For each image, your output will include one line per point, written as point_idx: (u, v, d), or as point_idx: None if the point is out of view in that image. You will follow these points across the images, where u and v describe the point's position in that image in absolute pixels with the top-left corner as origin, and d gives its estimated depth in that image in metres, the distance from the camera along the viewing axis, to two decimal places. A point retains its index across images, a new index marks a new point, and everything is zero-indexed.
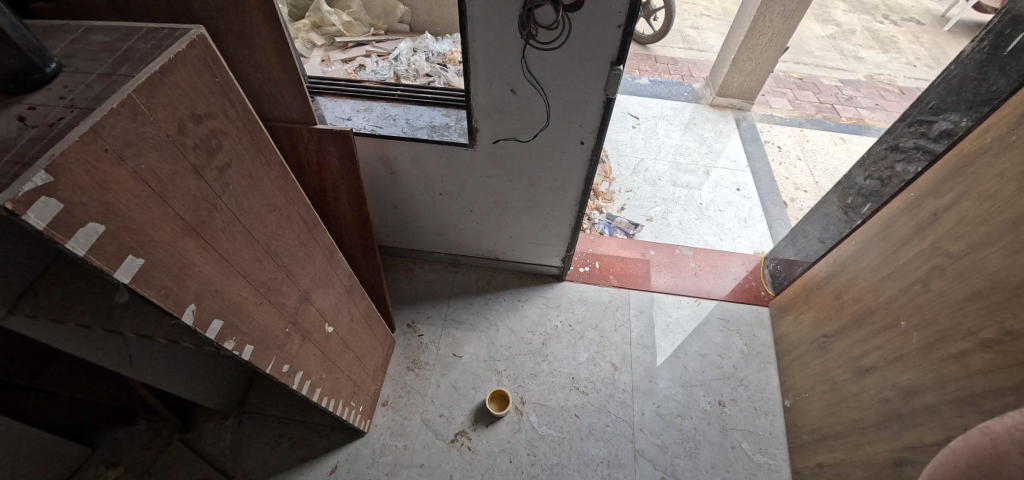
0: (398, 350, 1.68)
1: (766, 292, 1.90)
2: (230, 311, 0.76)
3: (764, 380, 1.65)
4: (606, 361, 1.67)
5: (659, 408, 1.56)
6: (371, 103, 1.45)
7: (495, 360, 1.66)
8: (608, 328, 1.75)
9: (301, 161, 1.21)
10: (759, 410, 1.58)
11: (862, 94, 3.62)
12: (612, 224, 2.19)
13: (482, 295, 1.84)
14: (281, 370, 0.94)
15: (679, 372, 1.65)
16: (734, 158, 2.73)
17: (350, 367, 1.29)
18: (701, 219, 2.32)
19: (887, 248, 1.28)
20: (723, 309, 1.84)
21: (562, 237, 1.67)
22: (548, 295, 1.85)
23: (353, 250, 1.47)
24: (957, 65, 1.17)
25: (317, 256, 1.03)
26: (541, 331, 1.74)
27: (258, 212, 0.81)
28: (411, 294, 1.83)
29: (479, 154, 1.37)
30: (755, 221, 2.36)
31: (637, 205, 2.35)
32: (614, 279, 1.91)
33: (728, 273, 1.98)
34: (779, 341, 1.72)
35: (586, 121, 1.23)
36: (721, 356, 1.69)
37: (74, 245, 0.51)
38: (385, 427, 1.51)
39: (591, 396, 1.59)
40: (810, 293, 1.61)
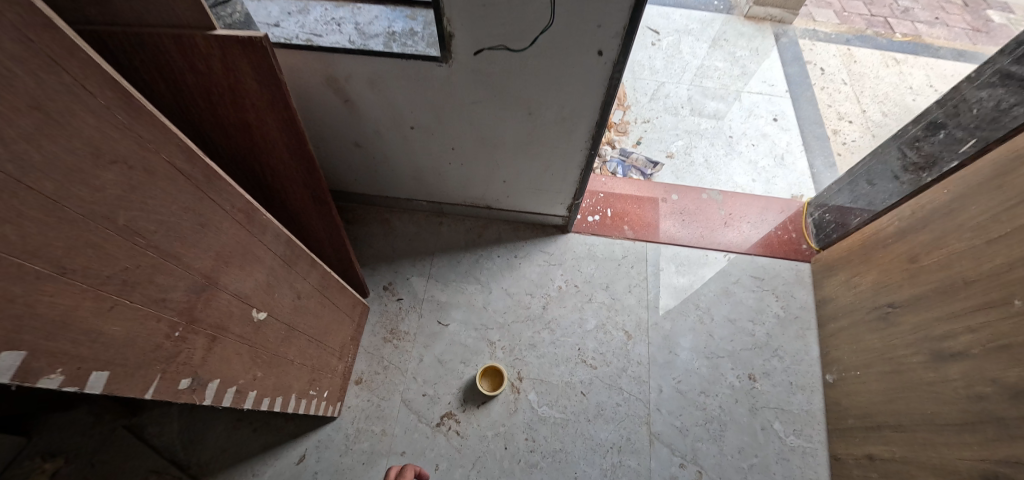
0: (373, 318, 1.42)
1: (808, 245, 1.59)
2: (41, 332, 0.48)
3: (801, 350, 1.41)
4: (619, 329, 1.39)
5: (680, 384, 1.33)
6: (308, 3, 1.06)
7: (487, 329, 1.38)
8: (620, 289, 1.45)
9: (205, 83, 0.85)
10: (793, 385, 1.36)
11: (920, 5, 3.06)
12: (626, 163, 1.84)
13: (470, 251, 1.51)
14: (178, 386, 0.68)
15: (704, 342, 1.39)
16: (771, 81, 2.29)
17: (305, 352, 1.04)
18: (731, 156, 1.97)
19: (998, 201, 0.97)
20: (755, 265, 1.54)
21: (569, 183, 1.34)
22: (550, 250, 1.52)
23: (302, 203, 1.15)
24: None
25: (221, 223, 0.72)
26: (542, 293, 1.44)
27: (74, 168, 0.49)
28: (387, 250, 1.53)
29: (458, 72, 1.00)
30: (794, 158, 2.01)
31: (656, 139, 1.98)
32: (628, 230, 1.58)
33: (763, 221, 1.65)
34: (821, 305, 1.46)
35: (609, 19, 0.85)
36: (752, 322, 1.43)
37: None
38: (360, 410, 1.29)
39: (600, 370, 1.33)
40: (869, 250, 1.32)
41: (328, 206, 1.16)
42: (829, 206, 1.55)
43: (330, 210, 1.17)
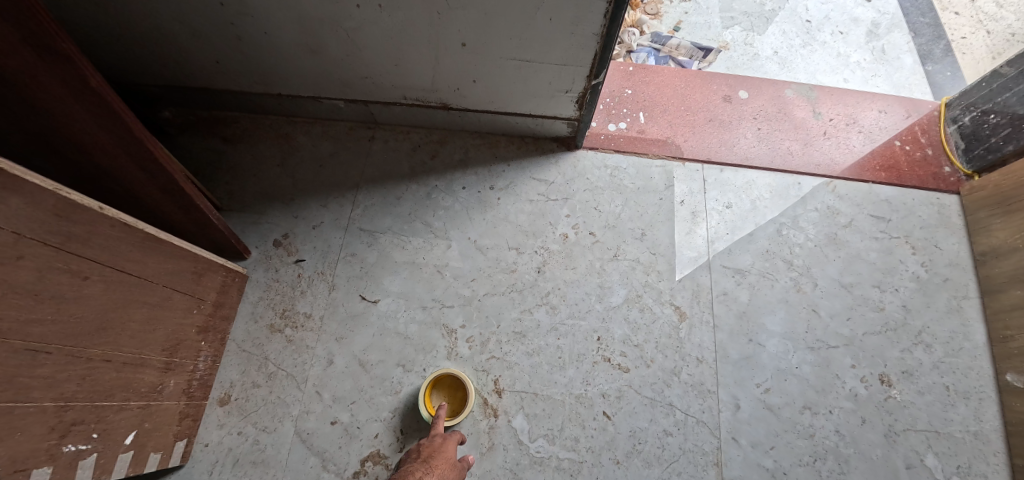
0: (253, 294, 0.85)
1: (952, 166, 1.01)
2: None
3: (958, 333, 0.86)
4: (665, 302, 0.83)
5: (769, 395, 0.78)
6: None
7: (444, 308, 0.82)
8: (664, 240, 0.88)
9: None
10: (951, 391, 0.82)
11: None
12: (661, 53, 1.23)
13: (418, 183, 0.93)
14: None
15: (805, 323, 0.83)
16: None
17: (15, 379, 0.47)
18: (811, 47, 1.34)
19: None
20: (876, 199, 0.96)
21: (588, 36, 0.70)
22: (548, 176, 0.93)
23: (22, 69, 0.51)
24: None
25: None
26: (536, 246, 0.87)
27: None
28: (283, 183, 0.95)
29: None
30: (898, 51, 1.39)
31: (702, 23, 1.34)
32: (674, 144, 0.97)
33: (881, 130, 1.05)
34: (988, 259, 0.90)
35: None
36: (879, 289, 0.88)
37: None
38: (223, 451, 0.75)
39: (635, 375, 0.78)
40: None
41: (80, 65, 0.53)
42: (1006, 104, 0.94)
43: (89, 75, 0.54)
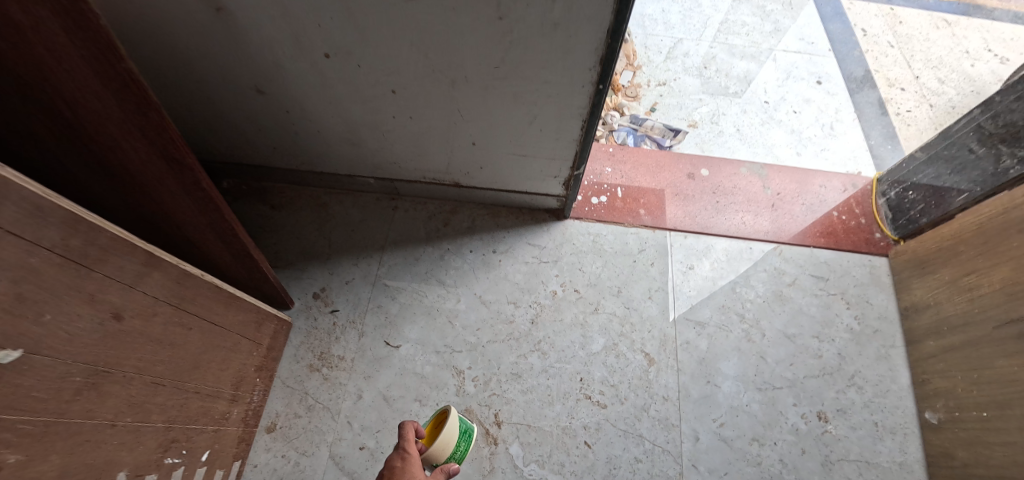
0: (295, 339, 1.02)
1: (882, 233, 1.20)
2: None
3: (886, 377, 1.02)
4: (637, 350, 1.00)
5: (724, 428, 0.94)
6: None
7: (454, 352, 1.00)
8: (637, 296, 1.06)
9: None
10: (880, 427, 0.97)
11: None
12: (639, 133, 1.46)
13: (433, 245, 1.12)
14: None
15: (754, 367, 1.00)
16: (810, 39, 1.88)
17: (143, 404, 0.65)
18: (767, 125, 1.57)
19: None
20: (817, 262, 1.14)
21: (567, 140, 0.92)
22: (540, 242, 1.12)
23: (160, 176, 0.71)
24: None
25: None
26: (530, 300, 1.05)
27: None
28: (321, 244, 1.14)
29: None
30: (845, 127, 1.61)
31: (675, 105, 1.58)
32: (646, 215, 1.17)
33: (824, 202, 1.25)
34: (910, 313, 1.07)
35: None
36: (818, 339, 1.05)
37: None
38: (269, 471, 0.90)
39: (612, 411, 0.94)
40: (994, 236, 0.92)
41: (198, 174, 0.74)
42: (920, 183, 1.14)
43: (200, 178, 0.75)
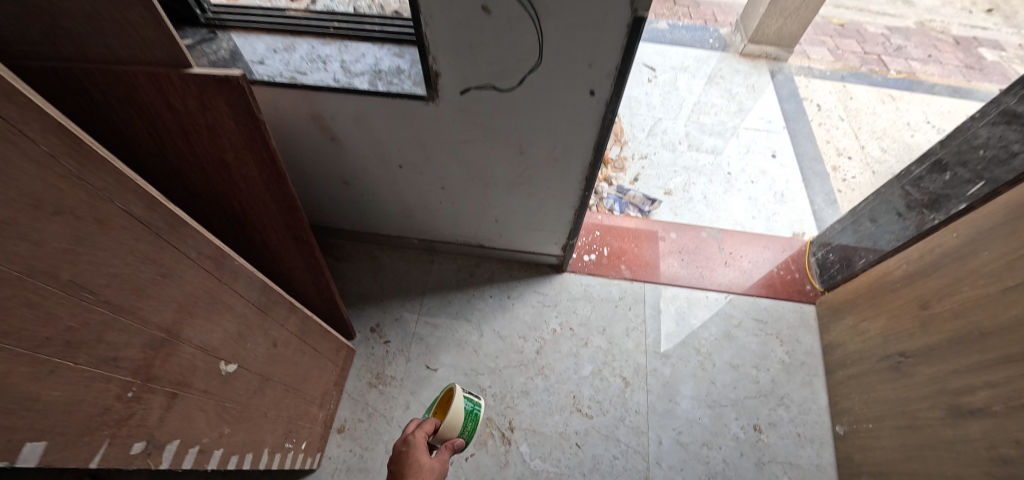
0: (358, 362, 1.35)
1: (812, 286, 1.55)
2: None
3: (808, 399, 1.34)
4: (616, 375, 1.34)
5: (681, 435, 1.26)
6: (296, 40, 1.01)
7: (479, 374, 1.33)
8: (617, 333, 1.41)
9: (184, 123, 0.82)
10: (801, 437, 1.28)
11: (912, 44, 3.24)
12: (623, 200, 1.83)
13: (462, 291, 1.47)
14: (136, 450, 0.62)
15: (705, 390, 1.33)
16: (767, 118, 2.28)
17: (281, 404, 0.98)
18: (729, 193, 1.93)
19: (1015, 248, 0.91)
20: (758, 308, 1.50)
21: (564, 221, 1.30)
22: (545, 290, 1.49)
23: (289, 244, 1.08)
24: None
25: (185, 271, 0.68)
26: (536, 336, 1.40)
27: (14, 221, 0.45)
28: (375, 289, 1.48)
29: (444, 112, 0.94)
30: (794, 194, 1.97)
31: (654, 176, 1.96)
32: (626, 269, 1.56)
33: (765, 261, 1.63)
34: (828, 349, 1.40)
35: (600, 61, 0.78)
36: (756, 368, 1.37)
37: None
38: (341, 461, 1.21)
39: (597, 420, 1.28)
40: (878, 294, 1.25)
41: (312, 249, 1.09)
42: (833, 247, 1.50)
43: (313, 252, 1.09)
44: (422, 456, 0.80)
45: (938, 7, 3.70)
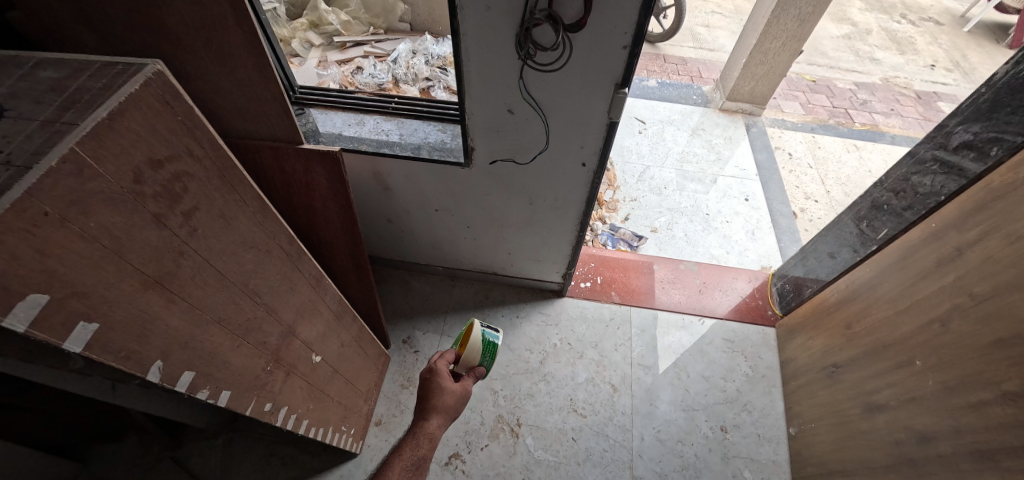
0: (392, 367, 1.63)
1: (773, 311, 1.84)
2: (203, 361, 0.72)
3: (768, 405, 1.60)
4: (606, 382, 1.63)
5: (660, 433, 1.53)
6: (364, 117, 1.36)
7: (492, 379, 1.63)
8: (608, 348, 1.71)
9: (289, 180, 1.19)
10: (761, 437, 1.53)
11: (877, 98, 3.32)
12: (615, 236, 2.17)
13: (479, 311, 1.79)
14: (264, 408, 0.91)
15: (680, 395, 1.61)
16: (743, 166, 2.62)
17: (340, 393, 1.26)
18: (707, 231, 2.25)
19: (903, 279, 1.21)
20: (727, 329, 1.79)
21: (562, 254, 1.61)
22: (548, 311, 1.81)
23: (348, 267, 1.42)
24: (1008, 67, 1.05)
25: (301, 286, 0.98)
26: (540, 349, 1.70)
27: (234, 252, 0.76)
28: (406, 308, 1.77)
29: (475, 173, 1.29)
30: (764, 233, 2.28)
31: (642, 216, 2.30)
32: (615, 294, 1.87)
33: (733, 290, 1.93)
34: (784, 364, 1.67)
35: (588, 143, 1.15)
36: (724, 379, 1.65)
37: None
38: (378, 449, 1.47)
39: (590, 419, 1.55)
40: (820, 317, 1.55)
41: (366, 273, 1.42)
42: (786, 279, 1.82)
43: (367, 274, 1.43)
44: (445, 380, 1.03)
45: (904, 63, 3.72)
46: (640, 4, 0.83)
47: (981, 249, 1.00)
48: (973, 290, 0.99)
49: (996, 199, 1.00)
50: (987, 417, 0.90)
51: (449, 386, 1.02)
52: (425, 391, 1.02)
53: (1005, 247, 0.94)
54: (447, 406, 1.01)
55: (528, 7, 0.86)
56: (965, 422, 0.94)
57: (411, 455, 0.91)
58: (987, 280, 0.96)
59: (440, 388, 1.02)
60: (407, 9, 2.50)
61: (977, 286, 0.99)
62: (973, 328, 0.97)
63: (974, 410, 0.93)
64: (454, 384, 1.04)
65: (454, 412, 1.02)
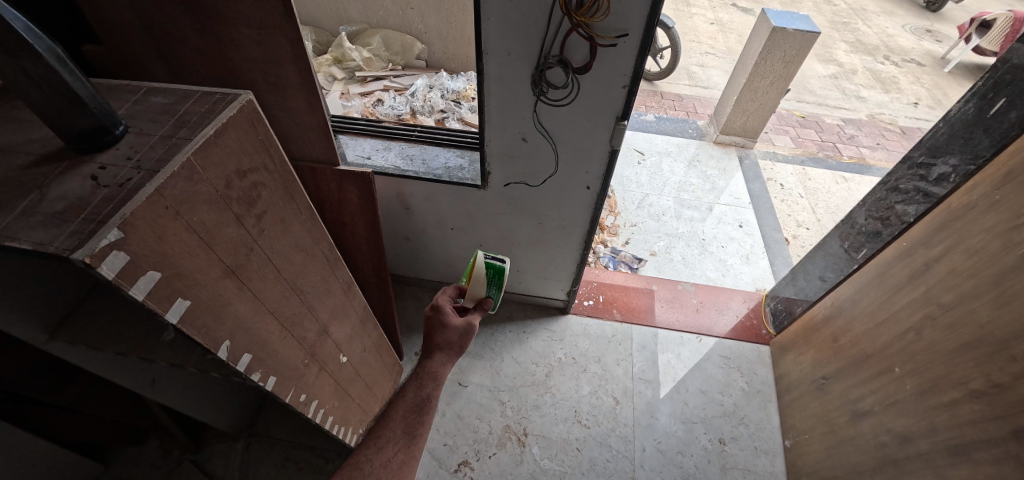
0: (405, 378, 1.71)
1: (767, 330, 1.93)
2: (257, 346, 0.83)
3: (764, 419, 1.67)
4: (608, 395, 1.71)
5: (660, 444, 1.59)
6: (390, 143, 1.52)
7: (500, 390, 1.70)
8: (610, 362, 1.80)
9: (324, 197, 1.34)
10: (759, 449, 1.60)
11: (863, 133, 3.50)
12: (616, 259, 2.29)
13: (488, 326, 1.89)
14: (299, 399, 1.01)
15: (679, 409, 1.68)
16: (737, 195, 2.77)
17: (359, 396, 1.34)
18: (704, 255, 2.37)
19: (881, 294, 1.32)
20: (724, 347, 1.88)
21: (568, 271, 1.72)
22: (553, 327, 1.90)
23: (370, 278, 1.55)
24: (962, 103, 1.21)
25: (336, 289, 1.10)
26: (546, 363, 1.79)
27: (287, 253, 0.88)
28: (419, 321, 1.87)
29: (490, 194, 1.43)
30: (758, 257, 2.39)
31: (641, 240, 2.43)
32: (617, 312, 1.97)
33: (729, 310, 2.02)
34: (779, 379, 1.75)
35: (592, 168, 1.28)
36: (721, 394, 1.73)
37: (105, 272, 0.52)
38: None
39: (593, 430, 1.62)
40: (809, 333, 1.65)
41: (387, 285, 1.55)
42: (778, 300, 1.92)
43: (387, 286, 1.55)
44: (447, 317, 1.09)
45: (888, 101, 3.94)
46: (636, 51, 0.99)
47: (944, 265, 1.13)
48: (940, 299, 1.11)
49: (956, 218, 1.15)
50: (956, 414, 0.99)
51: (451, 322, 1.08)
52: (430, 328, 1.09)
53: (965, 260, 1.07)
54: (450, 342, 1.07)
55: (542, 53, 1.02)
56: (939, 420, 1.03)
57: (417, 394, 1.00)
58: (951, 290, 1.09)
59: (442, 325, 1.08)
60: (423, 48, 2.73)
61: (942, 296, 1.11)
62: (941, 335, 1.08)
63: (945, 409, 1.02)
64: (456, 320, 1.09)
65: (457, 349, 1.08)
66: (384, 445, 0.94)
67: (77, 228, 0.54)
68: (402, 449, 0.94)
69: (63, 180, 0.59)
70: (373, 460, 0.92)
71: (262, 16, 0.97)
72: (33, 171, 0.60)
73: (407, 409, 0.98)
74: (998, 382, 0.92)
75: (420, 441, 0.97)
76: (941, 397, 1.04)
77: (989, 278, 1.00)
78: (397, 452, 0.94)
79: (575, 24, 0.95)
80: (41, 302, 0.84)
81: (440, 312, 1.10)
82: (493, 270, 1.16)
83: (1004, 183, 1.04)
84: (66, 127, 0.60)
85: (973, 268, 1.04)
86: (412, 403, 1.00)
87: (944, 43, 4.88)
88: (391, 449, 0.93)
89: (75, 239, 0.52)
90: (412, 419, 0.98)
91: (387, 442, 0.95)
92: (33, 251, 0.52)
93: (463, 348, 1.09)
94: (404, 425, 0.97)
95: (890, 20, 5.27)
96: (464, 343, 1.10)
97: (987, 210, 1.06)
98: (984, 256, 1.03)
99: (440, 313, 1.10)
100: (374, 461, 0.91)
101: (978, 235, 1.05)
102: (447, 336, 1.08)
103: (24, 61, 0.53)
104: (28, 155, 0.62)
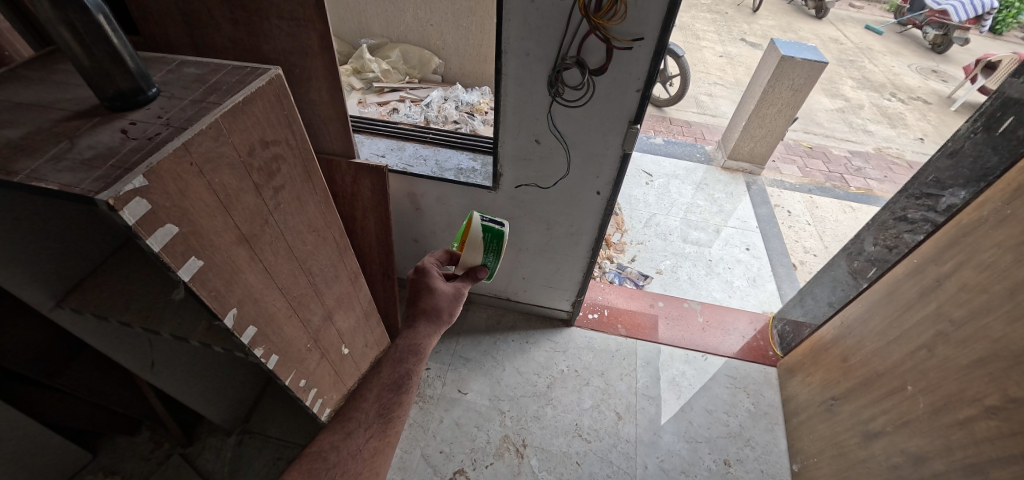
0: None
1: (774, 352, 1.90)
2: (263, 320, 0.83)
3: (771, 443, 1.61)
4: (612, 409, 1.67)
5: (663, 462, 1.54)
6: (405, 143, 1.55)
7: (500, 400, 1.66)
8: (613, 377, 1.76)
9: (337, 189, 1.35)
10: (765, 472, 1.54)
11: (871, 166, 3.53)
12: (622, 274, 2.30)
13: (491, 335, 1.87)
14: (299, 384, 1.00)
15: (683, 428, 1.63)
16: (745, 218, 2.77)
17: None
18: (710, 275, 2.36)
19: (892, 312, 1.31)
20: (729, 366, 1.84)
21: (573, 281, 1.72)
22: (556, 339, 1.88)
23: (376, 275, 1.56)
24: (968, 123, 1.24)
25: (344, 277, 1.10)
26: (548, 374, 1.76)
27: (300, 232, 0.89)
28: None
29: (500, 197, 1.44)
30: (765, 280, 2.37)
31: (648, 258, 2.43)
32: (621, 329, 1.94)
33: (735, 330, 1.99)
34: (786, 402, 1.70)
35: (603, 173, 1.30)
36: (726, 414, 1.68)
37: (126, 216, 0.53)
38: None
39: (594, 445, 1.57)
40: (817, 354, 1.62)
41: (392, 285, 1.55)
42: (785, 325, 1.89)
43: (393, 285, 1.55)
44: (436, 283, 1.11)
45: (894, 136, 3.98)
46: (650, 55, 1.02)
47: (956, 280, 1.13)
48: (952, 316, 1.11)
49: (967, 233, 1.15)
50: (973, 432, 0.98)
51: (438, 287, 1.10)
52: (417, 292, 1.12)
53: (978, 275, 1.07)
54: (438, 308, 1.09)
55: (560, 54, 1.05)
56: (954, 439, 1.01)
57: (394, 371, 1.03)
58: (962, 306, 1.09)
59: (430, 291, 1.10)
60: (440, 63, 2.82)
61: (954, 311, 1.11)
62: (953, 350, 1.07)
63: (961, 427, 1.00)
64: (445, 286, 1.12)
65: (446, 316, 1.10)
66: (353, 430, 0.97)
67: (104, 175, 0.55)
68: (374, 434, 0.97)
69: (94, 132, 0.61)
70: (339, 447, 0.94)
71: (294, 8, 1.01)
72: (67, 124, 0.62)
73: (381, 389, 1.02)
74: (1015, 397, 0.91)
75: (396, 422, 1.00)
76: (954, 415, 1.03)
77: (1003, 293, 0.99)
78: (369, 438, 0.96)
79: (593, 27, 0.98)
80: (53, 268, 0.84)
81: (423, 272, 1.13)
82: (491, 234, 1.12)
83: (1016, 198, 1.04)
84: (104, 85, 0.63)
85: (987, 283, 1.04)
86: (388, 381, 1.02)
87: (950, 83, 4.96)
88: (361, 436, 0.96)
89: (101, 183, 0.53)
90: (387, 400, 1.01)
91: (354, 427, 0.98)
92: (59, 191, 0.53)
93: (452, 314, 1.11)
94: (377, 406, 1.00)
95: (895, 60, 5.39)
96: (452, 309, 1.12)
97: (999, 224, 1.06)
98: (997, 271, 1.03)
99: (424, 273, 1.13)
100: (340, 448, 0.94)
101: (991, 250, 1.06)
102: (435, 301, 1.10)
103: (72, 17, 0.56)
104: (66, 111, 0.65)
